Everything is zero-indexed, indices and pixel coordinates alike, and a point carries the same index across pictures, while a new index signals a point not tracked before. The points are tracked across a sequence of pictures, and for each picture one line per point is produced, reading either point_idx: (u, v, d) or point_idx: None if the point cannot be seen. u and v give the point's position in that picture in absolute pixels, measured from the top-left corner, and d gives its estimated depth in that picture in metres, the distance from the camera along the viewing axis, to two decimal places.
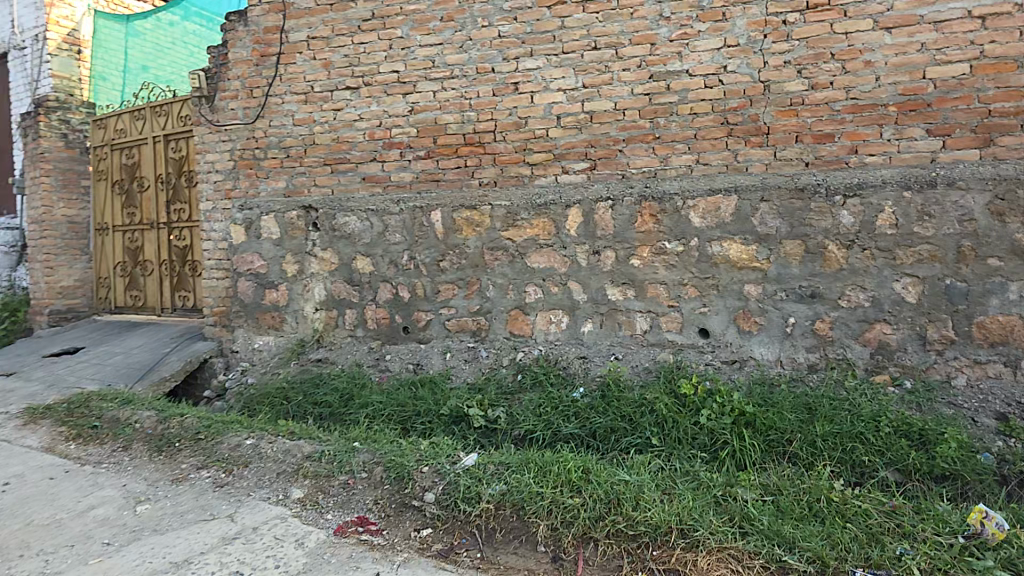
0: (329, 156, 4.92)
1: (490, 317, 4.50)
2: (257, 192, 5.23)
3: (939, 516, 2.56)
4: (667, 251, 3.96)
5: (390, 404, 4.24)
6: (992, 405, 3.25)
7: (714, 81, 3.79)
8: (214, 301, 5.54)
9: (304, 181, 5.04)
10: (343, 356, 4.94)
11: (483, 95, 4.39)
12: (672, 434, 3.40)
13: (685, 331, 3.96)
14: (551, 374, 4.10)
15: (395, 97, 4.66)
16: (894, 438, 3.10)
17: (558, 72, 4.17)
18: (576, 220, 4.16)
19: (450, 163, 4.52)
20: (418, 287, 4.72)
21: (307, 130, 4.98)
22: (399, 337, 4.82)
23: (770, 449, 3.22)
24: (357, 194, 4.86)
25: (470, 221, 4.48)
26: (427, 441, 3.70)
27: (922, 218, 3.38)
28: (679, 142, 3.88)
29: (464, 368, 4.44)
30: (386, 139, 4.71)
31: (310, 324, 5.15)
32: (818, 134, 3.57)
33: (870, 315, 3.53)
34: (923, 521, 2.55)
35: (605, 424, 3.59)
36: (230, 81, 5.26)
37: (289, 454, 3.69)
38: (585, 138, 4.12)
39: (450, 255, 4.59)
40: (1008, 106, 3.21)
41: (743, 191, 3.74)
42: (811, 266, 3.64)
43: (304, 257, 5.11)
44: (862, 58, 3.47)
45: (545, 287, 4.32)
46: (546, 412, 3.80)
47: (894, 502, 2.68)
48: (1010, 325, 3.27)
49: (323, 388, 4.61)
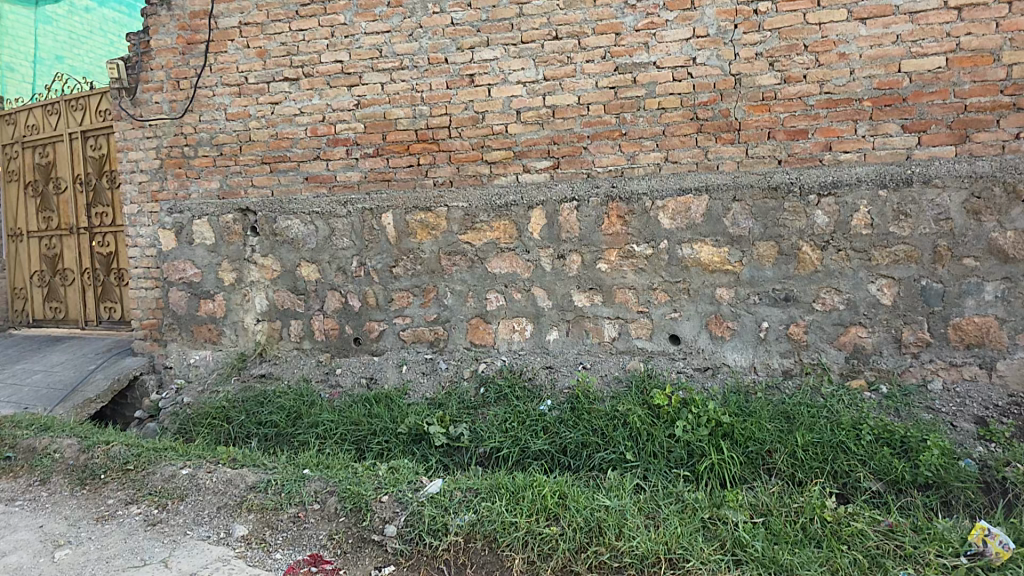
0: (268, 154, 4.51)
1: (448, 326, 4.21)
2: (188, 194, 4.77)
3: (940, 536, 2.42)
4: (635, 254, 3.76)
5: (342, 424, 3.90)
6: (970, 409, 3.14)
7: (682, 74, 3.60)
8: (142, 313, 5.05)
9: (240, 181, 4.62)
10: (289, 371, 4.56)
11: (436, 88, 4.08)
12: (648, 448, 3.19)
13: (655, 338, 3.77)
14: (516, 387, 3.85)
15: (339, 90, 4.29)
16: (876, 446, 2.96)
17: (517, 63, 3.90)
18: (540, 222, 3.92)
19: (402, 161, 4.20)
20: (369, 295, 4.38)
21: (241, 126, 4.56)
22: (350, 350, 4.48)
23: (751, 462, 3.03)
24: (300, 195, 4.47)
25: (425, 224, 4.18)
26: (385, 465, 3.39)
27: (898, 217, 3.28)
28: (647, 139, 3.69)
29: (422, 382, 4.14)
30: (330, 136, 4.34)
31: (251, 337, 4.75)
32: (790, 130, 3.43)
33: (846, 318, 3.41)
34: (926, 542, 2.40)
35: (576, 438, 3.36)
36: (154, 72, 4.77)
37: (231, 484, 3.32)
38: (548, 135, 3.87)
39: (404, 260, 4.27)
40: (985, 100, 3.13)
41: (715, 190, 3.57)
42: (785, 269, 3.49)
43: (242, 265, 4.70)
44: (836, 50, 3.34)
45: (507, 294, 4.06)
46: (512, 428, 3.55)
47: (891, 521, 2.52)
48: (986, 326, 3.20)
49: (268, 406, 4.23)
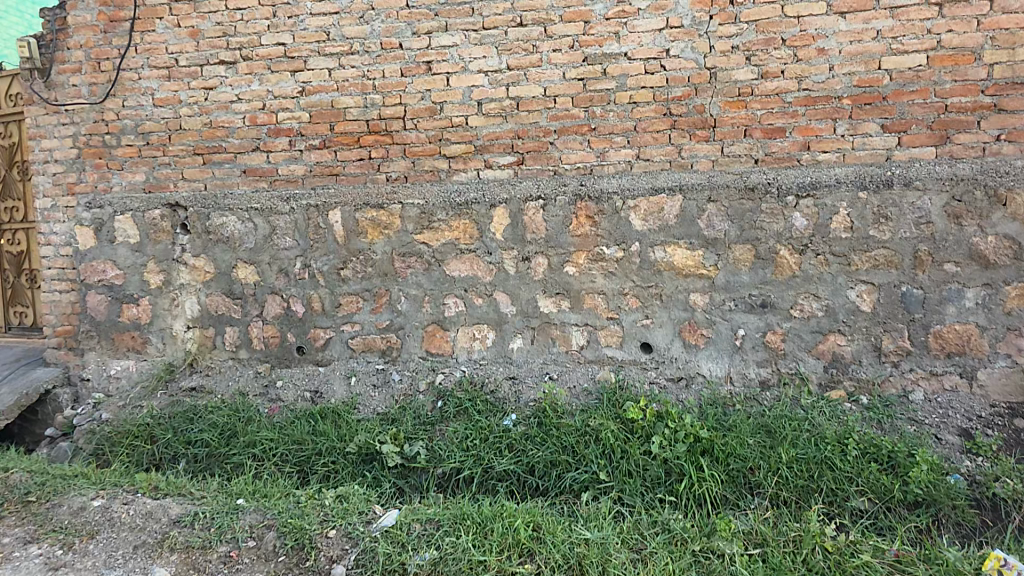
0: (201, 144, 4.07)
1: (402, 334, 3.89)
2: (109, 187, 4.28)
3: (953, 568, 2.26)
4: (605, 257, 3.52)
5: (283, 443, 3.51)
6: (954, 421, 3.03)
7: (655, 66, 3.39)
8: (55, 319, 4.51)
9: (169, 173, 4.16)
10: (223, 384, 4.12)
11: (389, 75, 3.74)
12: (622, 467, 2.96)
13: (626, 346, 3.55)
14: (477, 400, 3.54)
15: (282, 75, 3.90)
16: (863, 462, 2.82)
17: (478, 51, 3.60)
18: (503, 222, 3.64)
19: (351, 154, 3.85)
20: (314, 300, 4.01)
21: (171, 113, 4.11)
22: (292, 360, 4.09)
23: (732, 481, 2.84)
24: (236, 189, 4.05)
25: (377, 223, 3.84)
26: (331, 492, 3.03)
27: (878, 220, 3.15)
28: (617, 135, 3.46)
29: (372, 395, 3.78)
30: (271, 125, 3.95)
31: (180, 346, 4.29)
32: (767, 128, 3.27)
33: (824, 325, 3.27)
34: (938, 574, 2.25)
35: (544, 457, 3.09)
36: (71, 51, 4.26)
37: (151, 518, 2.90)
38: (512, 129, 3.60)
39: (353, 262, 3.92)
40: (966, 101, 3.02)
41: (689, 190, 3.37)
42: (762, 273, 3.32)
43: (170, 266, 4.23)
44: (814, 45, 3.18)
45: (467, 299, 3.76)
46: (473, 446, 3.25)
47: (897, 551, 2.37)
48: (967, 334, 3.10)
49: (198, 424, 3.78)
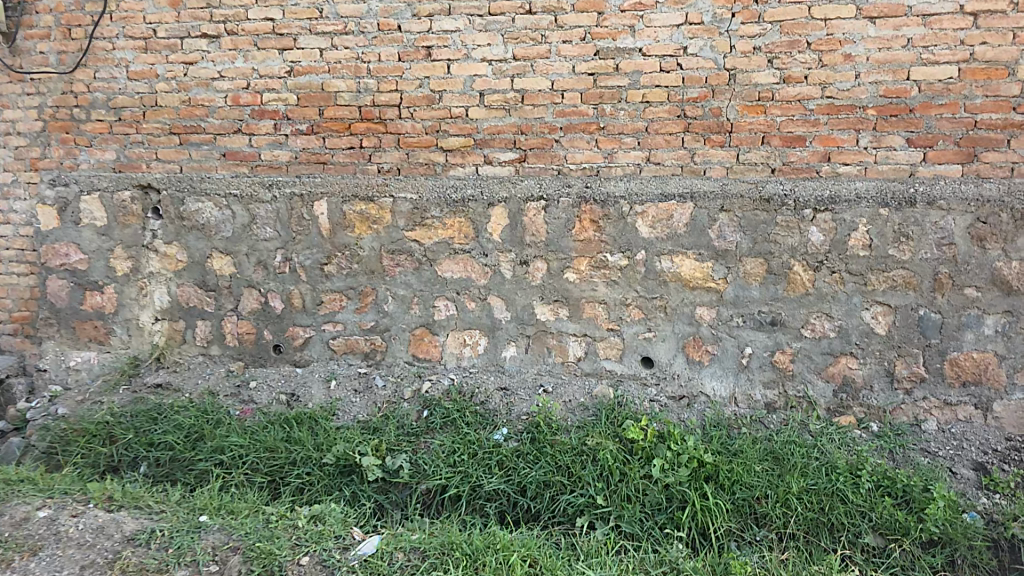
0: (177, 123, 3.78)
1: (388, 337, 3.66)
2: (76, 164, 3.96)
3: None
4: (608, 264, 3.32)
5: (254, 450, 3.25)
6: (968, 454, 2.91)
7: (671, 64, 3.19)
8: (12, 304, 4.17)
9: (142, 153, 3.86)
10: (191, 382, 3.83)
11: (386, 59, 3.49)
12: (620, 491, 2.76)
13: (626, 359, 3.37)
14: (465, 412, 3.31)
15: (269, 53, 3.62)
16: (876, 496, 2.66)
17: (483, 38, 3.37)
18: (501, 223, 3.43)
19: (341, 141, 3.59)
20: (294, 297, 3.75)
21: (146, 87, 3.80)
22: (268, 359, 3.84)
23: (738, 510, 2.67)
24: (214, 173, 3.77)
25: (366, 217, 3.60)
26: (306, 511, 2.80)
27: (899, 239, 2.99)
28: (627, 135, 3.26)
29: (353, 401, 3.54)
30: (255, 106, 3.67)
31: (147, 339, 4.00)
32: (787, 136, 3.10)
33: (836, 347, 3.11)
34: None
35: (536, 477, 2.88)
36: (39, 15, 3.92)
37: (102, 534, 2.64)
38: (515, 123, 3.38)
39: (338, 257, 3.67)
40: (996, 117, 2.88)
41: (701, 198, 3.19)
42: (773, 289, 3.15)
43: (139, 252, 3.93)
44: (841, 51, 3.01)
45: (459, 302, 3.54)
46: (461, 461, 3.03)
47: None
48: (984, 363, 2.96)
49: (163, 425, 3.48)
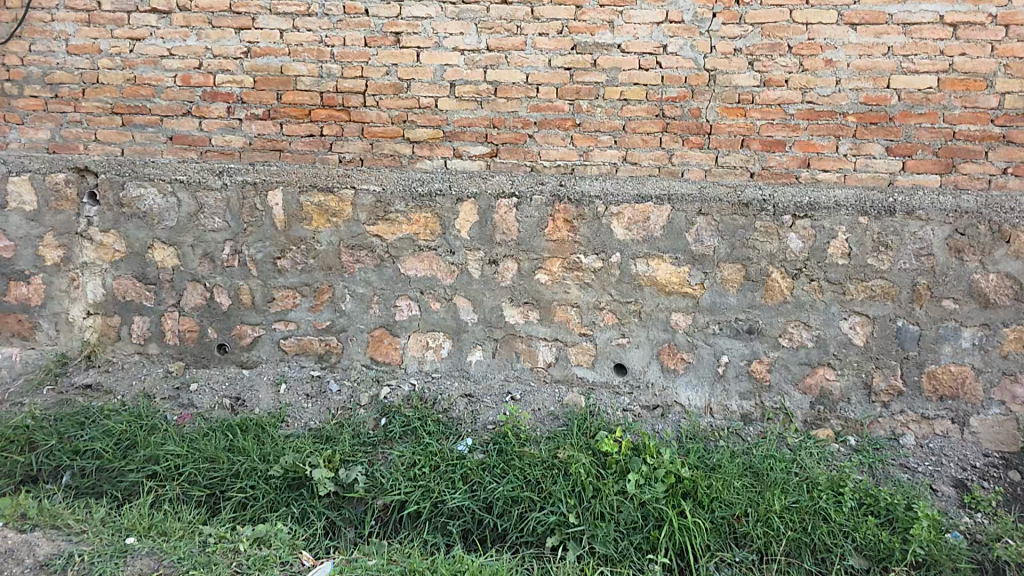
0: (120, 102, 3.47)
1: (344, 337, 3.42)
2: (4, 142, 3.58)
3: None
4: (581, 266, 3.17)
5: (192, 461, 2.95)
6: (948, 471, 2.83)
7: (650, 62, 3.07)
8: None
9: (79, 133, 3.52)
10: (124, 383, 3.50)
11: (350, 44, 3.26)
12: (593, 508, 2.59)
13: (598, 366, 3.21)
14: (427, 420, 3.09)
15: (224, 32, 3.35)
16: (859, 515, 2.55)
17: (455, 26, 3.18)
18: (469, 219, 3.24)
19: (300, 129, 3.36)
20: (243, 293, 3.48)
21: (88, 64, 3.46)
22: (211, 360, 3.55)
23: (717, 529, 2.53)
24: (159, 158, 3.48)
25: (324, 209, 3.36)
26: (248, 533, 2.58)
27: (878, 248, 2.93)
28: (604, 133, 3.13)
29: (305, 407, 3.28)
30: (207, 87, 3.40)
31: (77, 335, 3.64)
32: (766, 140, 3.01)
33: (813, 358, 3.02)
34: None
35: (504, 492, 2.68)
36: None
37: (10, 559, 2.37)
38: (487, 116, 3.21)
39: (293, 251, 3.41)
40: (975, 129, 2.86)
41: (678, 200, 3.08)
42: (751, 297, 3.05)
43: (72, 240, 3.59)
44: (822, 56, 2.93)
45: (423, 302, 3.34)
46: (422, 475, 2.81)
47: None
48: (961, 376, 2.92)
49: (90, 430, 3.15)
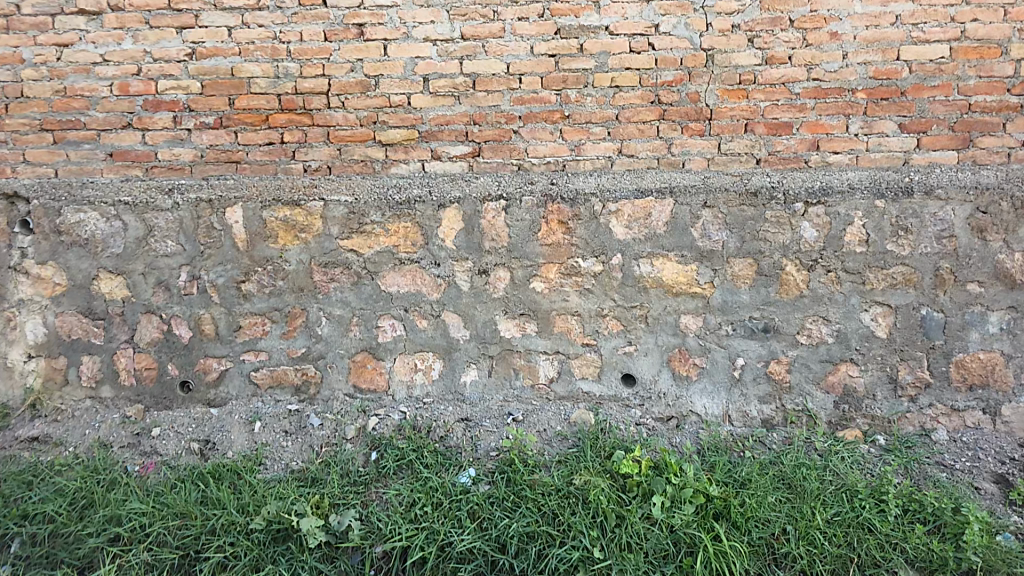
0: (50, 117, 3.06)
1: (323, 365, 3.10)
2: None
3: None
4: (580, 271, 2.91)
5: (160, 519, 2.60)
6: (987, 466, 2.66)
7: (641, 44, 2.81)
8: None
9: (5, 155, 3.11)
10: (76, 433, 3.10)
11: (309, 39, 2.93)
12: (619, 539, 2.34)
13: (604, 378, 2.96)
14: (423, 451, 2.80)
15: (163, 32, 2.98)
16: (905, 524, 2.38)
17: (425, 14, 2.88)
18: (454, 226, 2.95)
19: (258, 136, 3.01)
20: (205, 323, 3.12)
21: (8, 75, 3.05)
22: (174, 401, 3.18)
23: (756, 552, 2.32)
24: (99, 177, 3.09)
25: (291, 224, 3.03)
26: None
27: (897, 233, 2.74)
28: (596, 124, 2.87)
29: (284, 445, 2.95)
30: (148, 96, 3.02)
31: (18, 382, 3.22)
32: (772, 123, 2.79)
33: (835, 354, 2.83)
34: None
35: (518, 529, 2.42)
36: None
37: None
38: (466, 112, 2.92)
39: (258, 273, 3.07)
40: (991, 100, 2.69)
41: (681, 193, 2.83)
42: (764, 293, 2.84)
43: (4, 276, 3.17)
44: (827, 29, 2.71)
45: (408, 321, 3.03)
46: (423, 515, 2.53)
47: None
48: (991, 364, 2.76)
49: (39, 492, 2.77)
